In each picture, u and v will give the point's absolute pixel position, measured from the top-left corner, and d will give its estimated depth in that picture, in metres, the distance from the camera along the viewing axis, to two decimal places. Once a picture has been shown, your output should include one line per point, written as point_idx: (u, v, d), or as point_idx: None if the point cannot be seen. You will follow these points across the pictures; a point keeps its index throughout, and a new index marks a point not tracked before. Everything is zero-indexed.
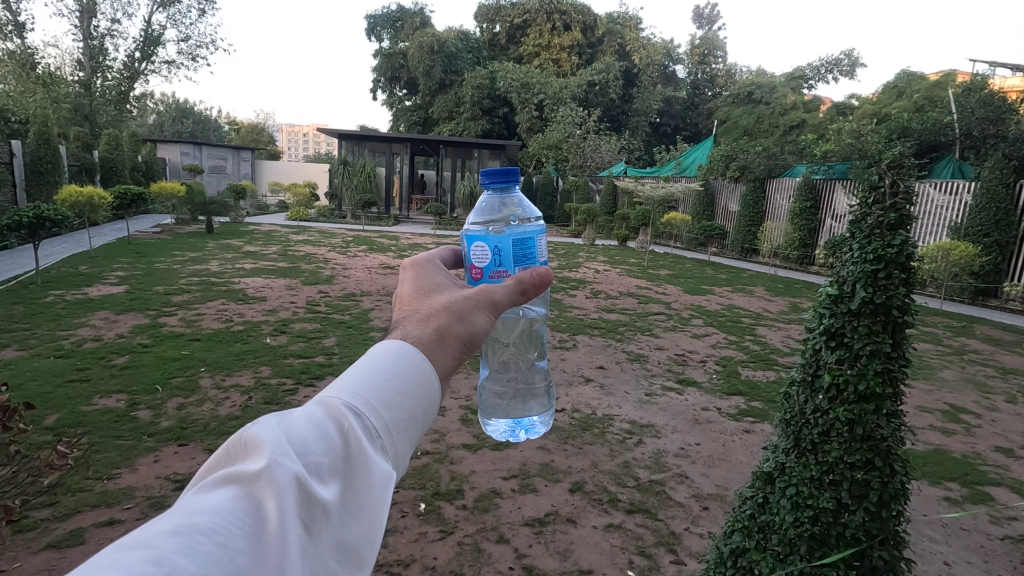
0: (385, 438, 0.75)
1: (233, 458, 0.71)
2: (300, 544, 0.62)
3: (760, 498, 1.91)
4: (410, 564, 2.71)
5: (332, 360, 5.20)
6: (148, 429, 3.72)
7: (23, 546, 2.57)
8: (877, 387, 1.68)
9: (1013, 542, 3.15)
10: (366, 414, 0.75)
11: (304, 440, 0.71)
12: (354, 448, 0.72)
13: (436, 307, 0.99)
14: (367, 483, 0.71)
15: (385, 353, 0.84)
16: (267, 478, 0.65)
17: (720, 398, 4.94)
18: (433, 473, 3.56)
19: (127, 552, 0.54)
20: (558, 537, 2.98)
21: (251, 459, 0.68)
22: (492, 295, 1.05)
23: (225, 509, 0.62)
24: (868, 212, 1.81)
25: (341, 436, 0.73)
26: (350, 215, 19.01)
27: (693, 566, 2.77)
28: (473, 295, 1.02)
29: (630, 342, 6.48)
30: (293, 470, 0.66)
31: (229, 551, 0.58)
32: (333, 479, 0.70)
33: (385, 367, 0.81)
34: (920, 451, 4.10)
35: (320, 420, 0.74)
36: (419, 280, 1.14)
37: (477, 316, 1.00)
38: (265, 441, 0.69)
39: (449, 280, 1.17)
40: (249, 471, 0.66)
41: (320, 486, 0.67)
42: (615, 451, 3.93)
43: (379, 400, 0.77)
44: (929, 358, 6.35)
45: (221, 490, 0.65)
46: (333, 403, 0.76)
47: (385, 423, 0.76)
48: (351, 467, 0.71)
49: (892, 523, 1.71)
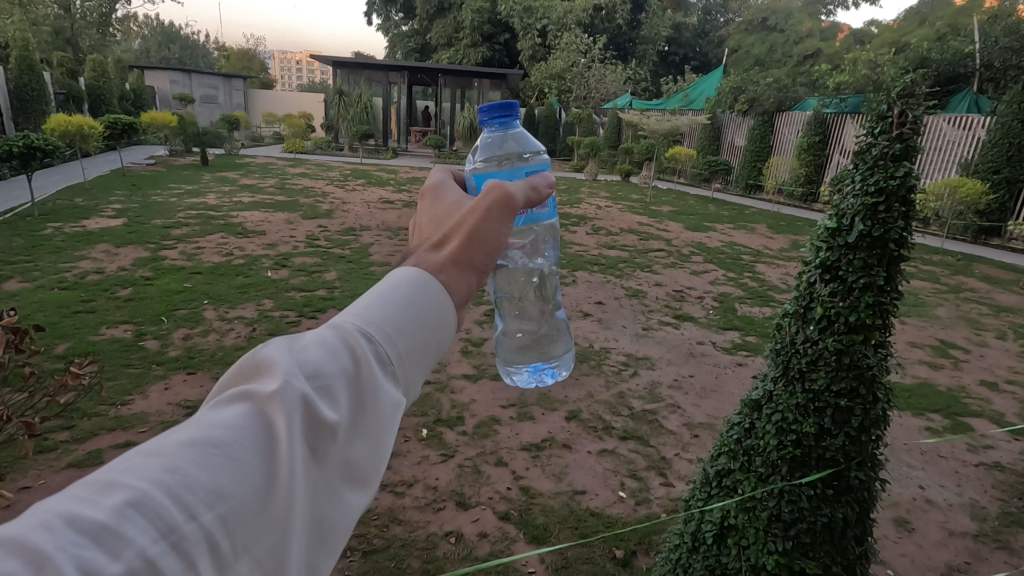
0: (397, 364, 0.69)
1: (247, 376, 0.65)
2: (309, 470, 0.58)
3: (747, 423, 1.86)
4: (413, 484, 2.93)
5: (334, 294, 5.27)
6: (157, 358, 3.84)
7: (45, 465, 2.72)
8: (868, 318, 1.65)
9: (987, 468, 3.33)
10: (380, 340, 0.68)
11: (316, 363, 0.64)
12: (364, 375, 0.66)
13: (448, 227, 0.89)
14: (375, 408, 0.65)
15: (401, 278, 0.77)
16: (279, 400, 0.59)
17: (716, 333, 5.05)
18: (435, 401, 3.71)
19: (143, 462, 0.51)
20: (554, 460, 3.16)
21: (263, 378, 0.62)
22: (503, 192, 0.92)
23: (237, 424, 0.57)
24: (874, 143, 1.75)
25: (354, 359, 0.67)
26: (347, 147, 18.63)
27: (681, 485, 2.98)
28: (485, 204, 0.89)
29: (630, 278, 6.53)
30: (300, 390, 0.60)
31: (242, 466, 0.54)
32: (343, 398, 0.63)
33: (402, 296, 0.74)
34: (906, 385, 4.25)
35: (333, 342, 0.67)
36: (435, 209, 1.02)
37: (497, 234, 0.89)
38: (277, 362, 0.63)
39: (463, 200, 1.04)
40: (262, 389, 0.60)
41: (325, 408, 0.61)
42: (611, 382, 4.06)
43: (393, 326, 0.70)
44: (924, 295, 6.44)
45: (234, 404, 0.60)
46: (347, 326, 0.69)
47: (399, 350, 0.69)
48: (365, 398, 0.65)
49: (871, 448, 1.68)
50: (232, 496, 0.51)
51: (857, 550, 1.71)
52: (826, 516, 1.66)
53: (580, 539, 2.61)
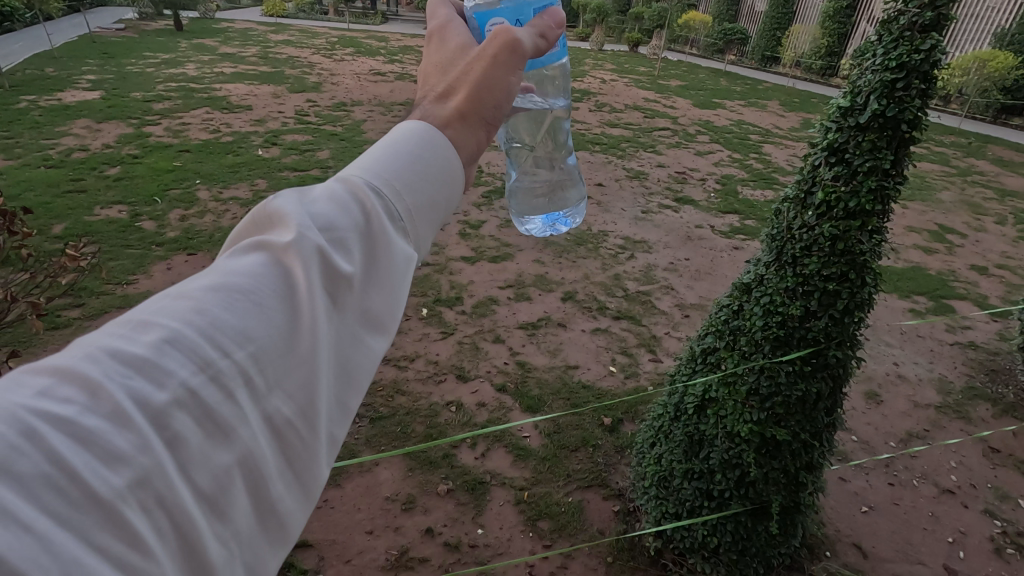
0: (409, 219, 0.65)
1: (255, 230, 0.60)
2: (333, 315, 0.55)
3: (736, 305, 1.90)
4: (416, 358, 3.09)
5: (329, 174, 5.14)
6: (156, 239, 3.85)
7: (63, 340, 2.87)
8: (867, 204, 1.63)
9: (960, 346, 3.51)
10: (389, 194, 0.64)
11: (328, 214, 0.60)
12: (377, 228, 0.62)
13: (454, 77, 0.80)
14: (392, 262, 0.62)
15: (405, 131, 0.71)
16: (295, 249, 0.55)
17: (715, 217, 5.02)
18: (434, 282, 3.79)
19: (169, 302, 0.49)
20: (550, 338, 3.31)
21: (275, 229, 0.58)
22: (512, 34, 0.81)
23: (258, 271, 0.53)
24: (903, 10, 1.60)
25: (364, 212, 0.62)
26: (332, 10, 17.08)
27: (669, 361, 3.15)
28: (492, 50, 0.79)
29: (632, 159, 6.33)
30: (316, 241, 0.56)
31: (268, 310, 0.51)
32: (356, 250, 0.59)
33: (409, 150, 0.68)
34: (897, 268, 4.32)
35: (342, 194, 0.63)
36: (442, 51, 0.91)
37: (509, 85, 0.80)
38: (288, 213, 0.58)
39: (470, 41, 0.93)
40: (277, 238, 0.56)
41: (342, 258, 0.57)
42: (607, 264, 4.12)
43: (403, 180, 0.66)
44: (930, 178, 6.29)
45: (248, 253, 0.55)
46: (354, 180, 0.64)
47: (410, 205, 0.65)
48: (378, 252, 0.61)
49: (852, 328, 1.74)
50: (260, 337, 0.49)
51: (827, 420, 1.84)
52: (802, 389, 1.76)
53: (571, 408, 2.81)
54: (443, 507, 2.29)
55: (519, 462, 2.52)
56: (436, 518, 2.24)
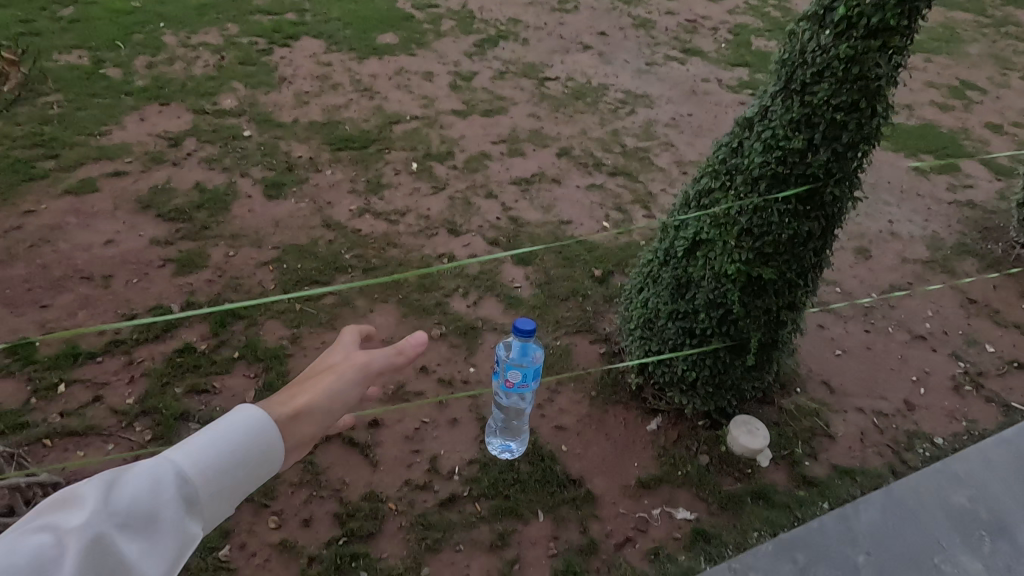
0: (201, 505, 0.74)
1: (47, 508, 0.68)
2: None
3: (736, 143, 1.80)
4: (406, 213, 3.04)
5: (305, 17, 4.67)
6: (124, 88, 3.62)
7: (43, 191, 2.91)
8: (891, 21, 1.47)
9: (959, 206, 3.46)
10: (194, 483, 0.74)
11: (125, 503, 0.68)
12: (162, 520, 0.70)
13: (311, 391, 0.93)
14: (166, 548, 0.69)
15: (239, 420, 0.81)
16: (70, 538, 0.63)
17: (724, 70, 4.68)
18: (423, 136, 3.61)
19: None
20: (543, 194, 3.23)
21: (66, 510, 0.66)
22: (368, 363, 0.99)
23: (27, 559, 0.61)
24: None
25: (160, 498, 0.71)
26: None
27: (663, 217, 3.11)
28: (346, 375, 0.96)
29: (639, 4, 5.74)
30: (98, 535, 0.65)
31: None
32: (137, 537, 0.68)
33: (233, 442, 0.79)
34: (909, 127, 4.12)
35: (150, 480, 0.71)
36: (327, 356, 1.03)
37: (342, 395, 0.95)
38: (85, 498, 0.67)
39: (348, 350, 1.04)
40: (63, 523, 0.64)
41: (117, 553, 0.65)
42: (606, 120, 3.91)
43: (215, 468, 0.76)
44: (960, 29, 5.77)
45: (29, 535, 0.63)
46: (172, 465, 0.74)
47: (207, 493, 0.75)
48: (164, 547, 0.69)
49: (854, 164, 1.67)
50: None
51: (813, 261, 1.85)
52: (793, 229, 1.75)
53: (563, 262, 2.84)
54: (436, 350, 2.38)
55: (511, 311, 2.58)
56: (429, 359, 2.35)
